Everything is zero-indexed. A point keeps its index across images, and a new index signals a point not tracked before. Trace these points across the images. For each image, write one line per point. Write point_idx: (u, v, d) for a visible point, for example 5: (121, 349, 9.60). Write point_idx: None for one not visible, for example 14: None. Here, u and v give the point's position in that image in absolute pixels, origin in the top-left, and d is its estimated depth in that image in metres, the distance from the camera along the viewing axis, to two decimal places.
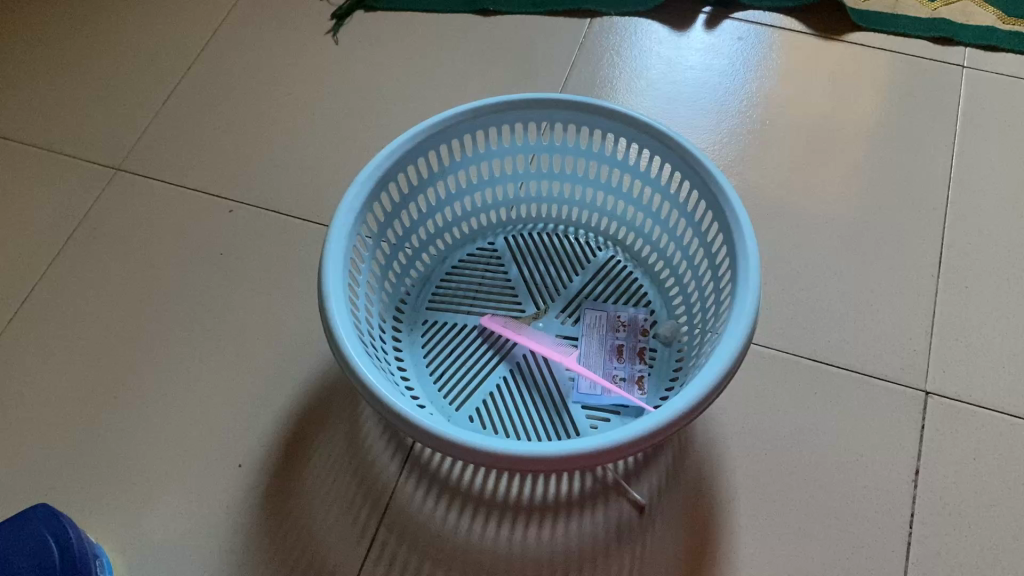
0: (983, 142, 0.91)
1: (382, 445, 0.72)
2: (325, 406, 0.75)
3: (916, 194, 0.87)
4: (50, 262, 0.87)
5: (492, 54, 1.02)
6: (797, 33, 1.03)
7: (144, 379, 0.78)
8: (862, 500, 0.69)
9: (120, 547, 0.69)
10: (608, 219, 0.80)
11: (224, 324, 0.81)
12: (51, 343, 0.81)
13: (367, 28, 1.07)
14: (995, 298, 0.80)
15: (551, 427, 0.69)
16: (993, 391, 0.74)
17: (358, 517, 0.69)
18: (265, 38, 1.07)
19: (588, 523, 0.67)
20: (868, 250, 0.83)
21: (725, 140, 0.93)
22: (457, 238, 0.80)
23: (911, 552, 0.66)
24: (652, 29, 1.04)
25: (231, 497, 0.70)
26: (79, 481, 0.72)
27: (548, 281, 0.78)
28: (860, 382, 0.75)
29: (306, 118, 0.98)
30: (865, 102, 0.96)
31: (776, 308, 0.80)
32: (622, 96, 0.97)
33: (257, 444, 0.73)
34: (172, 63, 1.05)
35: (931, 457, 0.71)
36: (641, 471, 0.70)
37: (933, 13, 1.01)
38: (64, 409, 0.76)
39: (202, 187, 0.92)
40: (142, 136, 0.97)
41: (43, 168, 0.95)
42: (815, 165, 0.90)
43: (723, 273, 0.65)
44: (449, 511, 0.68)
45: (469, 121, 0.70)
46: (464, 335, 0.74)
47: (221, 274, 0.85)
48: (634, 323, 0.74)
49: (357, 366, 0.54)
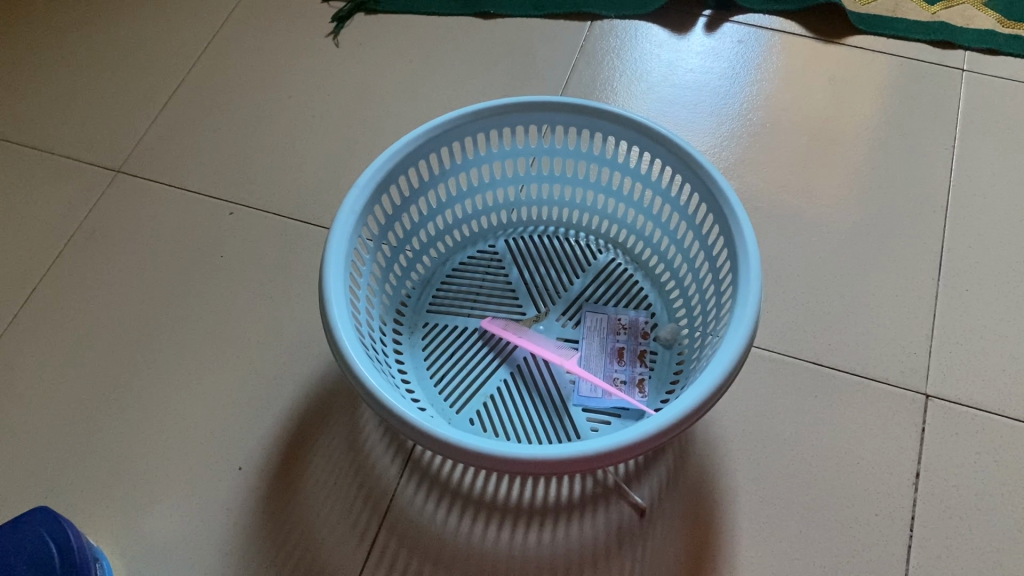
0: (983, 145, 0.91)
1: (383, 448, 0.72)
2: (325, 409, 0.75)
3: (917, 198, 0.87)
4: (50, 264, 0.87)
5: (491, 57, 1.03)
6: (797, 36, 1.03)
7: (144, 380, 0.78)
8: (862, 504, 0.69)
9: (119, 550, 0.68)
10: (609, 222, 0.80)
11: (224, 327, 0.81)
12: (51, 345, 0.81)
13: (367, 31, 1.07)
14: (996, 302, 0.80)
15: (551, 430, 0.69)
16: (994, 394, 0.74)
17: (359, 519, 0.68)
18: (266, 41, 1.07)
19: (588, 527, 0.67)
20: (869, 253, 0.83)
21: (725, 143, 0.93)
22: (458, 241, 0.80)
23: (912, 555, 0.66)
24: (651, 33, 1.04)
25: (231, 500, 0.70)
26: (79, 483, 0.72)
27: (548, 285, 0.78)
28: (861, 385, 0.75)
29: (307, 120, 0.98)
30: (865, 105, 0.96)
31: (777, 311, 0.80)
32: (622, 99, 0.97)
33: (257, 446, 0.73)
34: (174, 64, 1.05)
35: (932, 460, 0.71)
36: (642, 474, 0.69)
37: (933, 17, 1.02)
38: (63, 410, 0.76)
39: (203, 189, 0.92)
40: (141, 138, 0.97)
41: (43, 170, 0.94)
42: (815, 169, 0.91)
43: (723, 276, 0.65)
44: (449, 513, 0.68)
45: (470, 124, 0.70)
46: (465, 338, 0.74)
47: (221, 276, 0.84)
48: (635, 325, 0.74)
49: (359, 370, 0.54)
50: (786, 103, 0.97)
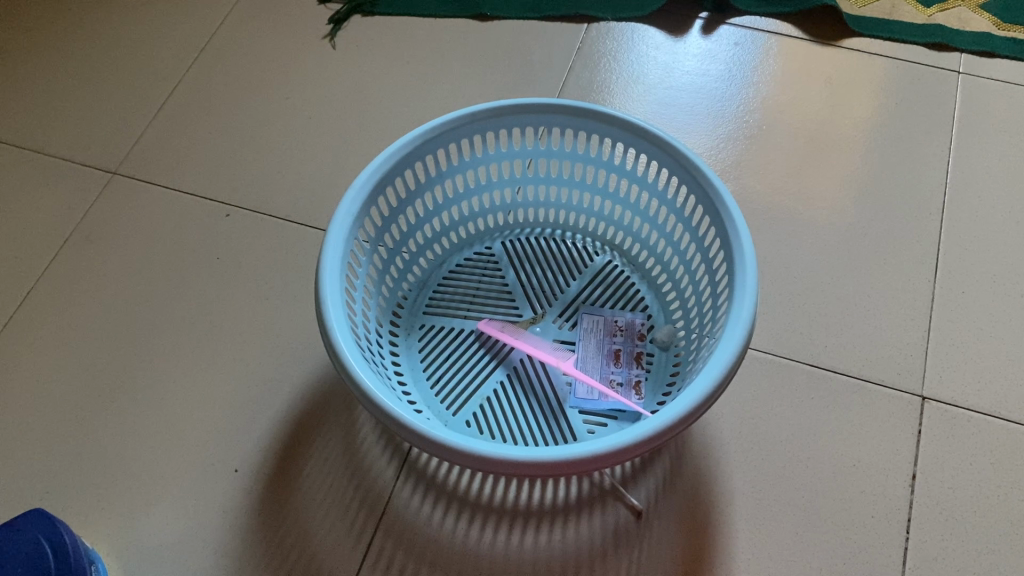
0: (979, 148, 0.92)
1: (379, 449, 0.72)
2: (321, 411, 0.75)
3: (913, 200, 0.87)
4: (45, 266, 0.86)
5: (489, 59, 1.03)
6: (792, 38, 1.03)
7: (140, 383, 0.78)
8: (859, 505, 0.69)
9: (114, 551, 0.68)
10: (605, 224, 0.80)
11: (221, 329, 0.81)
12: (48, 346, 0.80)
13: (364, 32, 1.07)
14: (991, 303, 0.80)
15: (547, 432, 0.69)
16: (991, 396, 0.74)
17: (355, 521, 0.68)
18: (264, 41, 1.07)
19: (585, 528, 0.67)
20: (865, 255, 0.84)
21: (721, 144, 0.93)
22: (455, 242, 0.80)
23: (909, 556, 0.66)
24: (648, 34, 1.04)
25: (227, 502, 0.70)
26: (74, 485, 0.72)
27: (545, 286, 0.78)
28: (857, 387, 0.75)
29: (305, 121, 0.98)
30: (860, 107, 0.96)
31: (774, 313, 0.80)
32: (619, 100, 0.97)
33: (254, 448, 0.73)
34: (170, 66, 1.04)
35: (928, 462, 0.71)
36: (638, 476, 0.69)
37: (928, 19, 1.02)
38: (58, 413, 0.76)
39: (199, 190, 0.92)
40: (138, 140, 0.97)
41: (39, 172, 0.94)
42: (811, 170, 0.91)
43: (720, 278, 0.65)
44: (445, 516, 0.68)
45: (467, 126, 0.69)
46: (462, 340, 0.74)
47: (217, 278, 0.84)
48: (631, 327, 0.74)
49: (355, 372, 0.54)
50: (783, 105, 0.97)
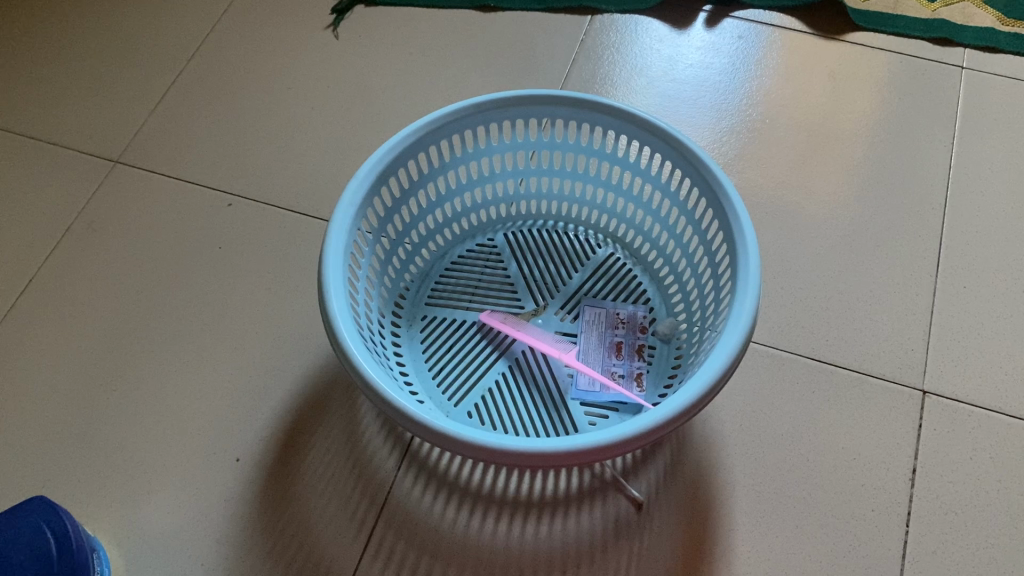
0: (982, 143, 0.91)
1: (381, 440, 0.72)
2: (323, 402, 0.75)
3: (916, 194, 0.87)
4: (47, 254, 0.86)
5: (491, 50, 1.02)
6: (795, 32, 1.03)
7: (141, 371, 0.78)
8: (860, 499, 0.69)
9: (116, 539, 0.68)
10: (608, 216, 0.80)
11: (222, 318, 0.81)
12: (49, 335, 0.80)
13: (366, 23, 1.07)
14: (993, 298, 0.80)
15: (548, 424, 0.69)
16: (990, 391, 0.74)
17: (356, 511, 0.68)
18: (265, 32, 1.06)
19: (585, 519, 0.67)
20: (867, 250, 0.84)
21: (724, 138, 0.93)
22: (458, 233, 0.80)
23: (909, 550, 0.67)
24: (651, 27, 1.04)
25: (227, 491, 0.70)
26: (76, 472, 0.72)
27: (547, 278, 0.78)
28: (858, 380, 0.75)
29: (307, 112, 0.97)
30: (864, 101, 0.96)
31: (776, 305, 0.80)
32: (622, 93, 0.97)
33: (255, 437, 0.73)
34: (173, 54, 1.04)
35: (928, 455, 0.71)
36: (639, 468, 0.70)
37: (933, 13, 1.02)
38: (60, 401, 0.76)
39: (201, 179, 0.92)
40: (141, 128, 0.97)
41: (41, 160, 0.94)
42: (814, 164, 0.91)
43: (723, 273, 0.65)
44: (446, 507, 0.68)
45: (469, 117, 0.69)
46: (464, 331, 0.74)
47: (219, 268, 0.84)
48: (633, 320, 0.74)
49: (358, 362, 0.54)
50: (786, 99, 0.97)
